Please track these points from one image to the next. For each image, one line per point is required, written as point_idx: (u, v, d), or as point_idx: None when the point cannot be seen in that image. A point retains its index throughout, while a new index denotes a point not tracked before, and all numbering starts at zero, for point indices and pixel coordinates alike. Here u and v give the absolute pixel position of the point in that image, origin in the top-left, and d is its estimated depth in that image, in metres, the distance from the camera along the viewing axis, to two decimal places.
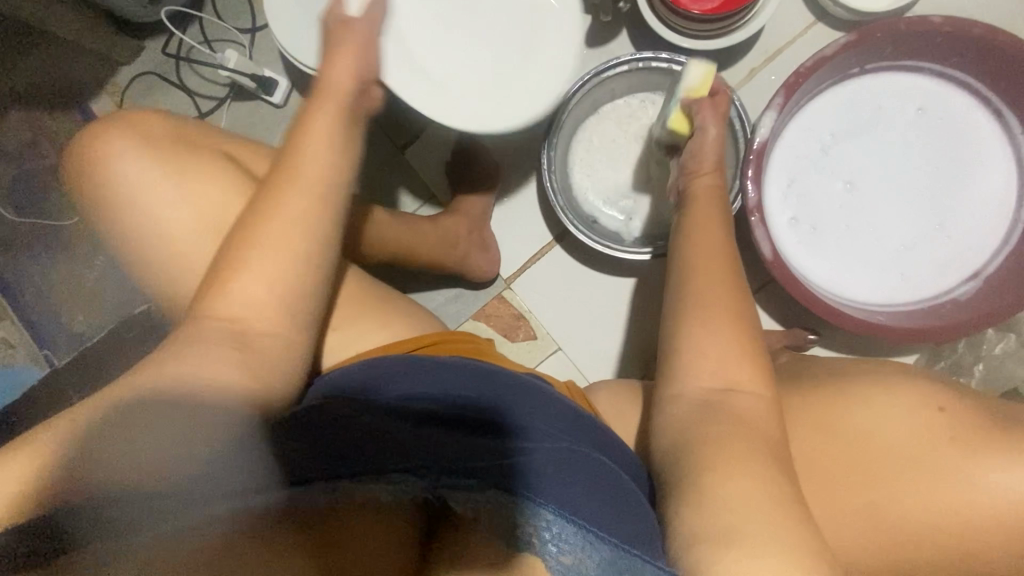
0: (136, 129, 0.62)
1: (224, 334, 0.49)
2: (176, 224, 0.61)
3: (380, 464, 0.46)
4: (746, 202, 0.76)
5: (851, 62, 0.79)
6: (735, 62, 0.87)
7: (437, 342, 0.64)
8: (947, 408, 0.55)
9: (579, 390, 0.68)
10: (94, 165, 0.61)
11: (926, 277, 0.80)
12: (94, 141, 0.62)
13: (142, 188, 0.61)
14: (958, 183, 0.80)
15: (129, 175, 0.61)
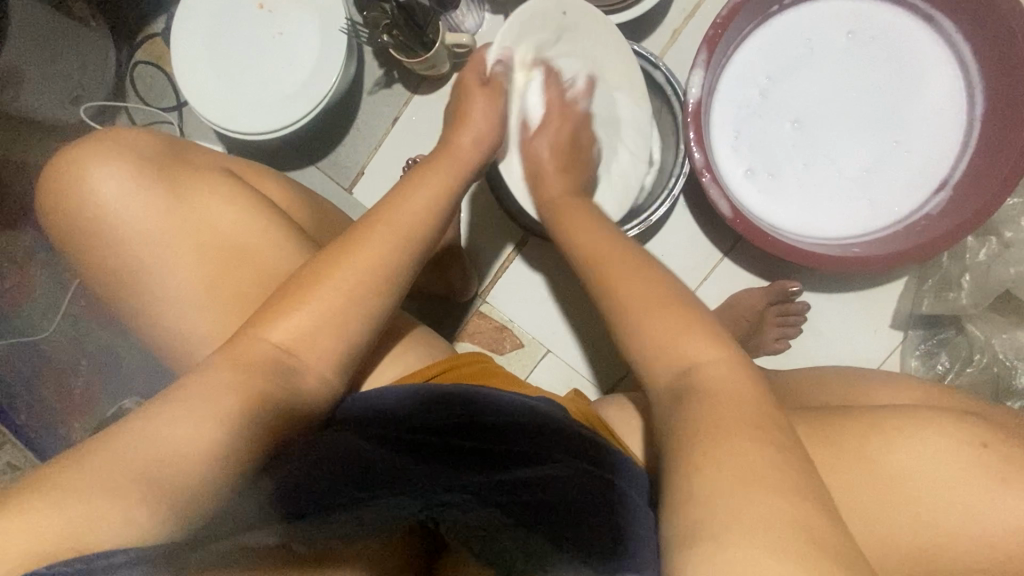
0: (115, 152, 0.62)
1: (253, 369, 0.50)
2: (155, 265, 0.60)
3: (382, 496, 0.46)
4: (693, 165, 0.75)
5: (768, 2, 0.77)
6: (655, 30, 0.85)
7: (450, 367, 0.62)
8: (989, 444, 0.49)
9: (587, 405, 0.63)
10: (64, 218, 0.61)
11: (896, 197, 0.78)
12: (52, 201, 0.61)
13: (120, 224, 0.60)
14: (907, 95, 0.78)
15: (108, 213, 0.60)
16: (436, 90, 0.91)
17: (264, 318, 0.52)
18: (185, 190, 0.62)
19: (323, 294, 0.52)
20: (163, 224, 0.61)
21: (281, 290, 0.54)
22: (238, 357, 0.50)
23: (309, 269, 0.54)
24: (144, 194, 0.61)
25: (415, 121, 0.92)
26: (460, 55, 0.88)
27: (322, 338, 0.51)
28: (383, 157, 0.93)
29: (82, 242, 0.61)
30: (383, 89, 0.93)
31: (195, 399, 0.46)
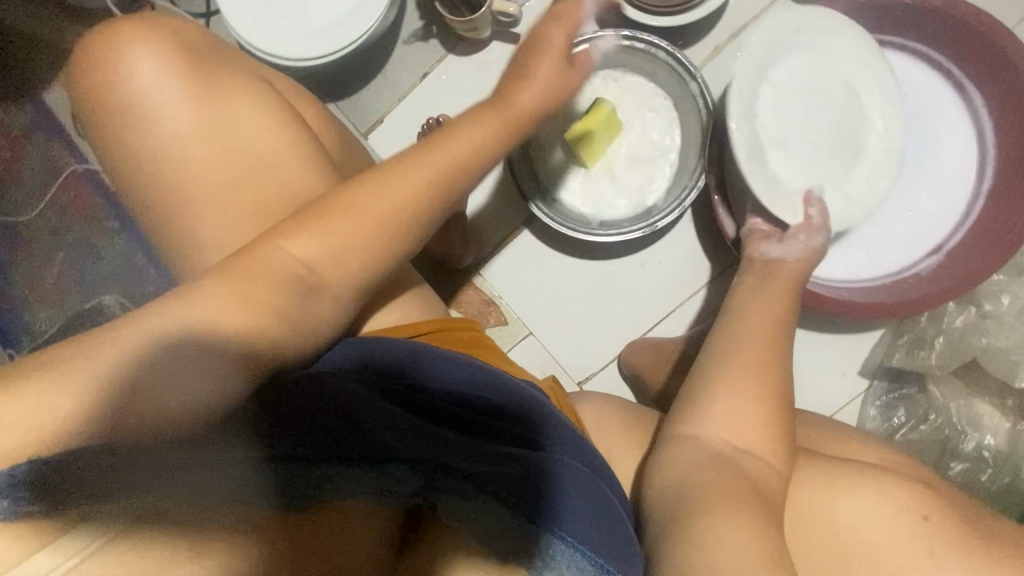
0: (157, 30, 0.59)
1: (290, 276, 0.49)
2: (164, 166, 0.59)
3: (371, 458, 0.47)
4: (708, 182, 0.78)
5: (816, 37, 0.78)
6: (696, 42, 0.86)
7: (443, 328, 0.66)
8: (931, 518, 0.56)
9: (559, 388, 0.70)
10: (93, 94, 0.60)
11: (894, 252, 0.80)
12: (86, 72, 0.60)
13: (144, 111, 0.59)
14: (926, 158, 0.80)
15: (136, 96, 0.59)
16: (474, 55, 0.91)
17: (315, 221, 0.51)
18: (231, 88, 0.61)
19: (365, 224, 0.51)
20: (210, 121, 0.59)
21: (327, 202, 0.52)
22: (292, 249, 0.50)
23: (378, 200, 0.52)
24: (198, 88, 0.60)
25: (445, 81, 0.92)
26: (505, 24, 0.87)
27: (351, 259, 0.51)
28: (405, 110, 0.93)
29: (104, 126, 0.60)
30: (418, 42, 0.92)
31: (227, 293, 0.48)
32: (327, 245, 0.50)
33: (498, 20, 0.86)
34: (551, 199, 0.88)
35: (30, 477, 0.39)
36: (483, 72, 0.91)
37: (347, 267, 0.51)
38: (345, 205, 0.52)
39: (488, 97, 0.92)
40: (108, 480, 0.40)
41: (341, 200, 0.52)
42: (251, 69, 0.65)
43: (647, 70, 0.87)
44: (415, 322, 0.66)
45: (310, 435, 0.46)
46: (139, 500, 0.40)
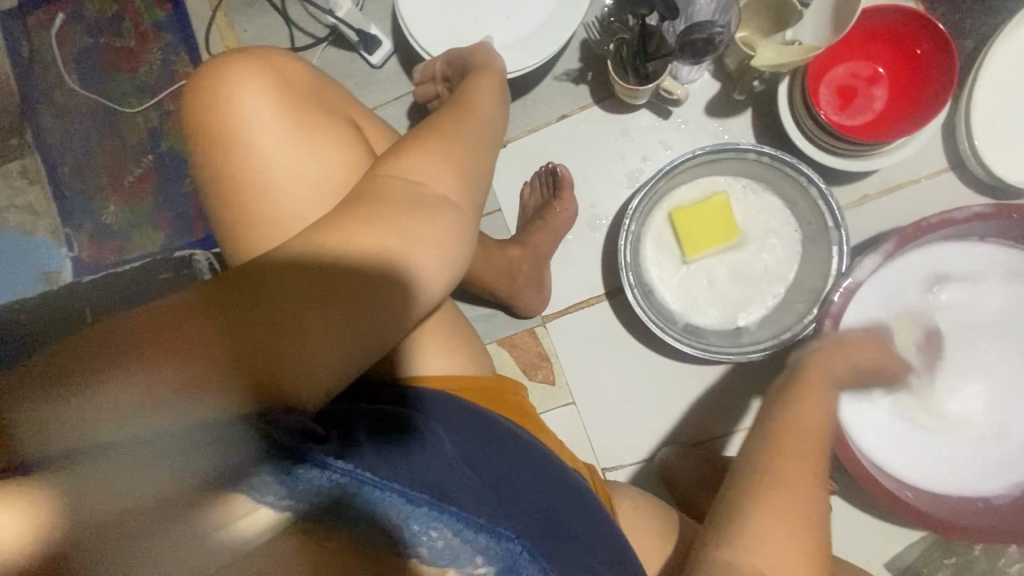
0: (269, 63, 0.57)
1: (398, 198, 0.45)
2: (282, 183, 0.55)
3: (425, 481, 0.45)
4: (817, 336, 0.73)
5: (973, 229, 0.74)
6: (846, 183, 0.82)
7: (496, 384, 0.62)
8: None
9: (600, 478, 0.68)
10: (214, 96, 0.55)
11: (974, 471, 0.75)
12: (216, 73, 0.55)
13: (270, 131, 0.55)
14: None
15: (261, 119, 0.54)
16: (619, 114, 0.88)
17: (410, 152, 0.49)
18: (319, 126, 0.57)
19: (450, 154, 0.49)
20: (302, 150, 0.56)
21: (419, 137, 0.51)
22: (400, 172, 0.47)
23: (464, 142, 0.51)
24: (288, 118, 0.56)
25: (581, 130, 0.89)
26: (664, 99, 0.84)
27: (443, 172, 0.47)
28: (530, 143, 0.90)
29: (219, 129, 0.55)
30: (568, 82, 0.89)
31: (349, 227, 0.43)
32: (427, 165, 0.47)
33: (659, 94, 0.82)
34: (644, 287, 0.84)
35: (35, 409, 0.37)
36: (622, 134, 0.88)
37: (455, 186, 0.48)
38: (438, 141, 0.50)
39: (618, 160, 0.88)
40: (110, 428, 0.38)
41: (438, 133, 0.50)
42: (338, 107, 0.61)
43: (787, 194, 0.83)
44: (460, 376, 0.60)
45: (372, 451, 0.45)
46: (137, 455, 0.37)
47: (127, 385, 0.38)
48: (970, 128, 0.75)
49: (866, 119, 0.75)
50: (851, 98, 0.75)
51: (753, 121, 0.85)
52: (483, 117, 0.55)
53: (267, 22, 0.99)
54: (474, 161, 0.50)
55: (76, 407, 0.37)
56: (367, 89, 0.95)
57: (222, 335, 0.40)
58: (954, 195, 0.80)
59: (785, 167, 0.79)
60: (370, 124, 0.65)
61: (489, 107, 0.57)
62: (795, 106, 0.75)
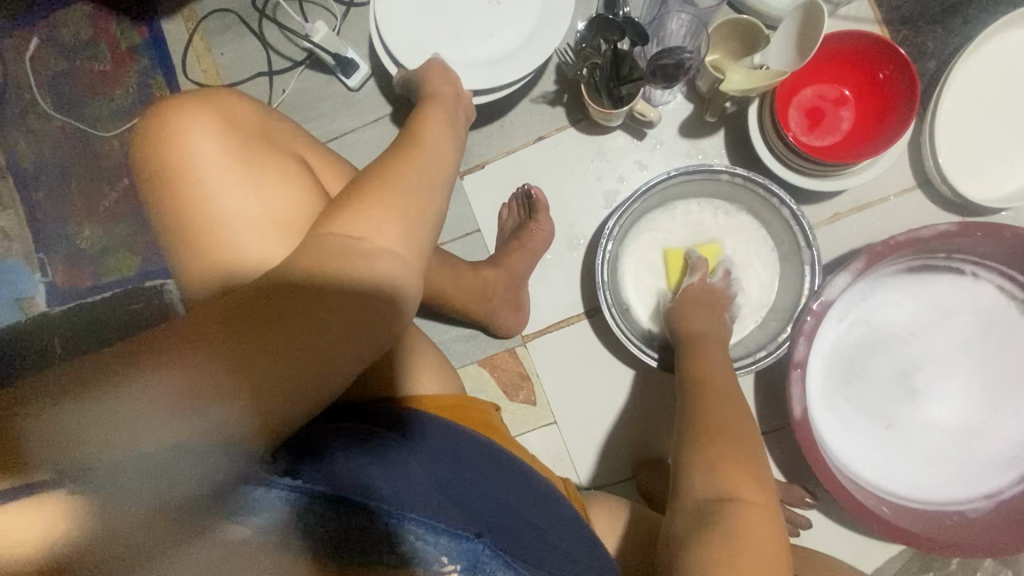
0: (218, 109, 0.57)
1: (341, 250, 0.44)
2: (240, 228, 0.55)
3: (404, 497, 0.47)
4: (791, 355, 0.73)
5: (941, 248, 0.75)
6: (817, 202, 0.84)
7: (464, 405, 0.62)
8: None
9: (576, 491, 0.68)
10: (168, 144, 0.55)
11: (947, 482, 0.78)
12: (170, 122, 0.56)
13: (225, 179, 0.55)
14: (1010, 399, 0.77)
15: (214, 168, 0.55)
16: (595, 136, 0.89)
17: (355, 202, 0.46)
18: (268, 164, 0.57)
19: (402, 195, 0.46)
20: (254, 188, 0.56)
21: (371, 177, 0.48)
22: (344, 228, 0.45)
23: (422, 181, 0.48)
24: (238, 162, 0.56)
25: (558, 151, 0.90)
26: (638, 120, 0.85)
27: (386, 215, 0.45)
28: (508, 165, 0.91)
29: (180, 178, 0.55)
30: (545, 104, 0.90)
31: (298, 286, 0.43)
32: (372, 217, 0.45)
33: (633, 116, 0.84)
34: (623, 308, 0.85)
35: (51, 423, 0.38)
36: (598, 155, 0.89)
37: (403, 233, 0.45)
38: (390, 181, 0.47)
39: (595, 180, 0.89)
40: (106, 445, 0.39)
41: (391, 171, 0.48)
42: (285, 143, 0.61)
43: (758, 213, 0.84)
44: (435, 392, 0.62)
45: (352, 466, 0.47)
46: (134, 468, 0.39)
47: (133, 395, 0.40)
48: (936, 147, 0.77)
49: (833, 140, 0.77)
50: (818, 119, 0.77)
51: (726, 142, 0.86)
52: (435, 130, 0.54)
53: (244, 46, 0.99)
54: (425, 200, 0.47)
55: (87, 418, 0.39)
56: (344, 111, 0.96)
57: (218, 343, 0.42)
58: (921, 213, 0.82)
59: (758, 188, 0.80)
60: (322, 156, 0.65)
61: (451, 136, 0.55)
62: (765, 128, 0.76)
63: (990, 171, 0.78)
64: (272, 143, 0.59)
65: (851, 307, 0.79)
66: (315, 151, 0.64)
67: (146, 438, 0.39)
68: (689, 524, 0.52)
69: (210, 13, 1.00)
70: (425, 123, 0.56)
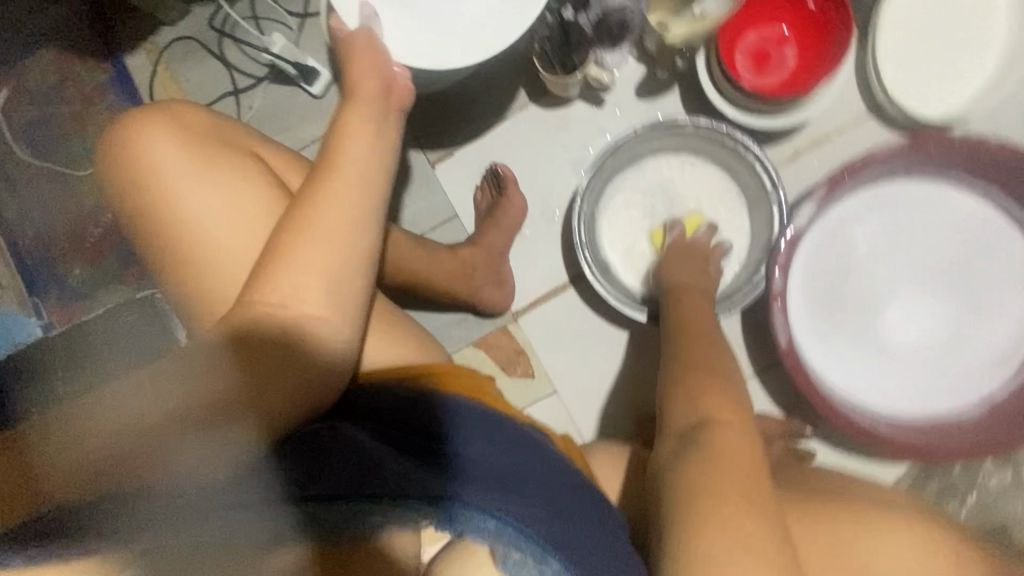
0: (173, 118, 0.60)
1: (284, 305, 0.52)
2: (216, 227, 0.58)
3: (368, 481, 0.50)
4: (770, 286, 0.76)
5: (901, 166, 0.78)
6: (778, 141, 0.86)
7: (445, 370, 0.62)
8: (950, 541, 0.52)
9: (575, 445, 0.68)
10: (135, 159, 0.58)
11: (942, 392, 0.78)
12: (132, 138, 0.58)
13: (189, 184, 0.58)
14: (994, 300, 0.78)
15: (177, 175, 0.58)
16: (556, 108, 0.91)
17: (297, 236, 0.53)
18: (225, 164, 0.59)
19: (336, 220, 0.54)
20: (221, 196, 0.58)
21: (300, 208, 0.55)
22: (291, 275, 0.52)
23: (352, 199, 0.55)
24: (200, 165, 0.58)
25: (522, 128, 0.92)
26: (594, 86, 0.88)
27: (327, 254, 0.53)
28: (475, 147, 0.93)
29: (149, 188, 0.58)
30: (503, 85, 0.93)
31: (261, 319, 0.52)
32: (309, 258, 0.53)
33: (589, 82, 0.86)
34: (604, 267, 0.87)
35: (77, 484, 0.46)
36: (561, 126, 0.91)
37: (339, 267, 0.53)
38: (330, 206, 0.54)
39: (561, 151, 0.92)
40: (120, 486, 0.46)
41: (328, 199, 0.54)
42: (241, 143, 0.62)
43: (721, 159, 0.86)
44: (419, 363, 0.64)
45: (313, 462, 0.51)
46: (158, 487, 0.46)
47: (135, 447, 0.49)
48: (880, 71, 0.79)
49: (781, 78, 0.79)
50: (764, 59, 0.79)
51: (682, 96, 0.89)
52: (356, 134, 0.58)
53: (207, 69, 1.01)
54: (350, 223, 0.54)
55: (100, 476, 0.46)
56: (312, 119, 0.98)
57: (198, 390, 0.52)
58: (878, 138, 0.85)
59: (722, 136, 0.83)
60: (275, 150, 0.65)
61: (374, 132, 0.59)
62: (714, 74, 0.80)
63: (936, 87, 0.81)
64: (228, 140, 0.61)
65: (823, 234, 0.80)
66: (273, 147, 0.65)
67: (154, 475, 0.47)
68: (675, 446, 0.52)
69: (170, 43, 1.03)
70: (351, 131, 0.58)
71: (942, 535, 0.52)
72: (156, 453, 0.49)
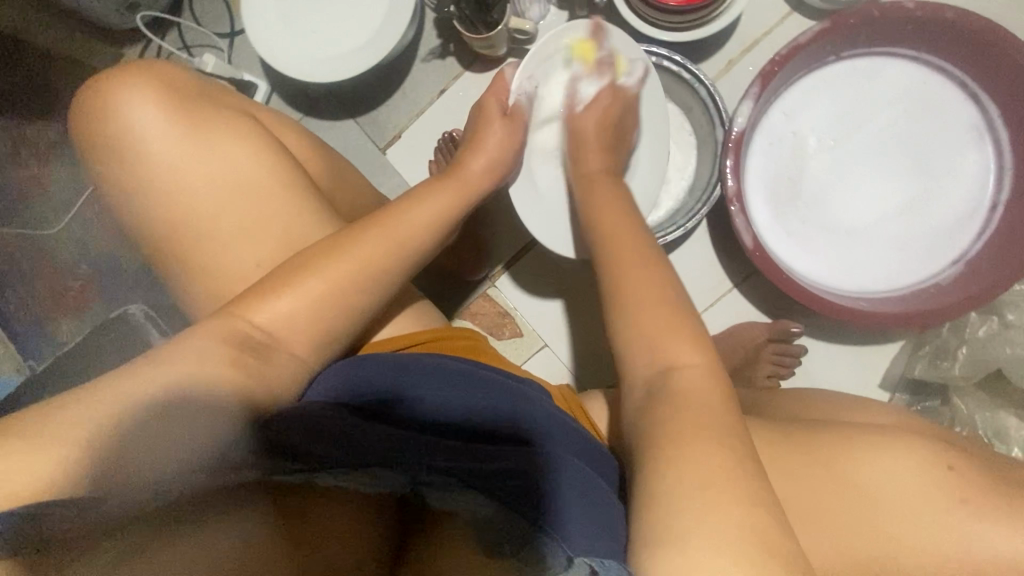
0: (161, 76, 0.66)
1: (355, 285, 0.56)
2: (187, 181, 0.63)
3: (355, 461, 0.48)
4: (723, 192, 0.77)
5: (826, 51, 0.79)
6: (710, 55, 0.87)
7: (441, 337, 0.66)
8: (955, 467, 0.50)
9: (573, 393, 0.67)
10: (113, 118, 0.64)
11: (912, 264, 0.80)
12: (111, 99, 0.64)
13: (169, 138, 0.64)
14: (940, 168, 0.80)
15: (160, 128, 0.64)
16: (490, 71, 0.93)
17: (359, 239, 0.58)
18: (218, 119, 0.66)
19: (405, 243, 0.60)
20: (228, 180, 0.64)
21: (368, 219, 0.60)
22: (353, 266, 0.56)
23: (418, 230, 0.62)
24: (185, 123, 0.64)
25: (461, 97, 0.94)
26: (520, 41, 0.89)
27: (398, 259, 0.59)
28: (421, 125, 0.95)
29: (130, 146, 0.64)
30: (435, 59, 0.94)
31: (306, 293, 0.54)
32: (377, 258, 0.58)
33: (514, 37, 0.88)
34: None
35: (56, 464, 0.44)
36: None
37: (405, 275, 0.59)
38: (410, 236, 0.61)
39: None
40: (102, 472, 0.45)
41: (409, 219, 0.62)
42: (235, 103, 0.70)
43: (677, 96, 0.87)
44: (412, 332, 0.66)
45: (297, 443, 0.48)
46: (143, 481, 0.45)
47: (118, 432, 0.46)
48: None
49: None
50: None
51: None
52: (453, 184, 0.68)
53: None
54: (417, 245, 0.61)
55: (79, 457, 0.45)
56: None
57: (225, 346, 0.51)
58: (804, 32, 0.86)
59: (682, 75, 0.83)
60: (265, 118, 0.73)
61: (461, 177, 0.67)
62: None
63: None
64: (211, 101, 0.67)
65: (769, 134, 0.82)
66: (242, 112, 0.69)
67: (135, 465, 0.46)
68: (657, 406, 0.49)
69: None
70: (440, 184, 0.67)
71: (947, 464, 0.50)
72: (143, 438, 0.47)
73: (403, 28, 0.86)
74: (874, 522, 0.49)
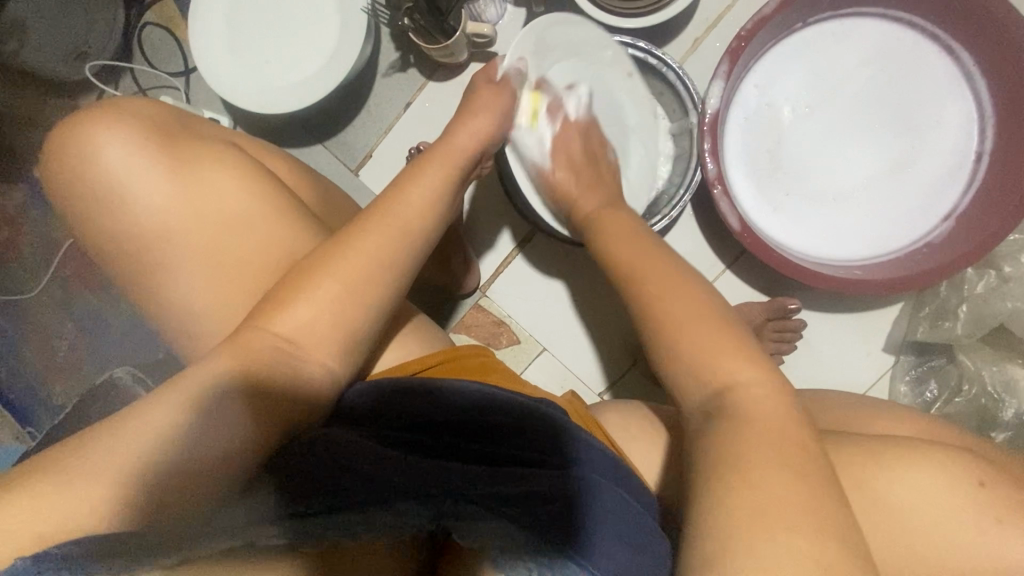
0: (122, 117, 0.63)
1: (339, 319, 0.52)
2: (157, 231, 0.61)
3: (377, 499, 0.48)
4: (705, 175, 0.74)
5: (792, 19, 0.77)
6: (674, 38, 0.85)
7: (450, 357, 0.62)
8: (987, 482, 0.49)
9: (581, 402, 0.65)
10: (72, 176, 0.61)
11: (904, 224, 0.79)
12: (67, 158, 0.61)
13: (131, 188, 0.61)
14: (921, 124, 0.79)
15: (122, 179, 0.61)
16: (454, 78, 0.90)
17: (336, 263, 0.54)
18: (187, 161, 0.63)
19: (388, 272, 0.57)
20: (209, 221, 0.62)
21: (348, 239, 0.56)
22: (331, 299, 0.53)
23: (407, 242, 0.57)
24: (149, 169, 0.61)
25: (429, 108, 0.92)
26: (481, 44, 0.87)
27: None
28: (391, 142, 0.93)
29: (93, 203, 0.61)
30: (397, 73, 0.92)
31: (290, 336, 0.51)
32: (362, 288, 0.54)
33: (474, 42, 0.86)
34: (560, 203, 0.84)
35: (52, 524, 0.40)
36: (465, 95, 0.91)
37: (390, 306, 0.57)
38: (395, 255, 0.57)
39: None
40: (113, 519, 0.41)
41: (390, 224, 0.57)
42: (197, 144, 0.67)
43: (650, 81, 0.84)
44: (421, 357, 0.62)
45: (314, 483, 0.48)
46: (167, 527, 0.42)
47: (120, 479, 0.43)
48: None
49: None
50: None
51: None
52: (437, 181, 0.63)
53: None
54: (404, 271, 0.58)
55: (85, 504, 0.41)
56: None
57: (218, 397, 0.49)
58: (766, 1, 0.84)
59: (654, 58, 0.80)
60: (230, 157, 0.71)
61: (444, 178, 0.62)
62: None
63: None
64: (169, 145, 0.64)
65: (743, 110, 0.80)
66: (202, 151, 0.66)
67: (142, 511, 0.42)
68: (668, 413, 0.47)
69: None
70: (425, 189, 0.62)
71: (978, 480, 0.50)
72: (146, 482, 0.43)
73: (359, 46, 0.83)
74: (890, 509, 0.49)
